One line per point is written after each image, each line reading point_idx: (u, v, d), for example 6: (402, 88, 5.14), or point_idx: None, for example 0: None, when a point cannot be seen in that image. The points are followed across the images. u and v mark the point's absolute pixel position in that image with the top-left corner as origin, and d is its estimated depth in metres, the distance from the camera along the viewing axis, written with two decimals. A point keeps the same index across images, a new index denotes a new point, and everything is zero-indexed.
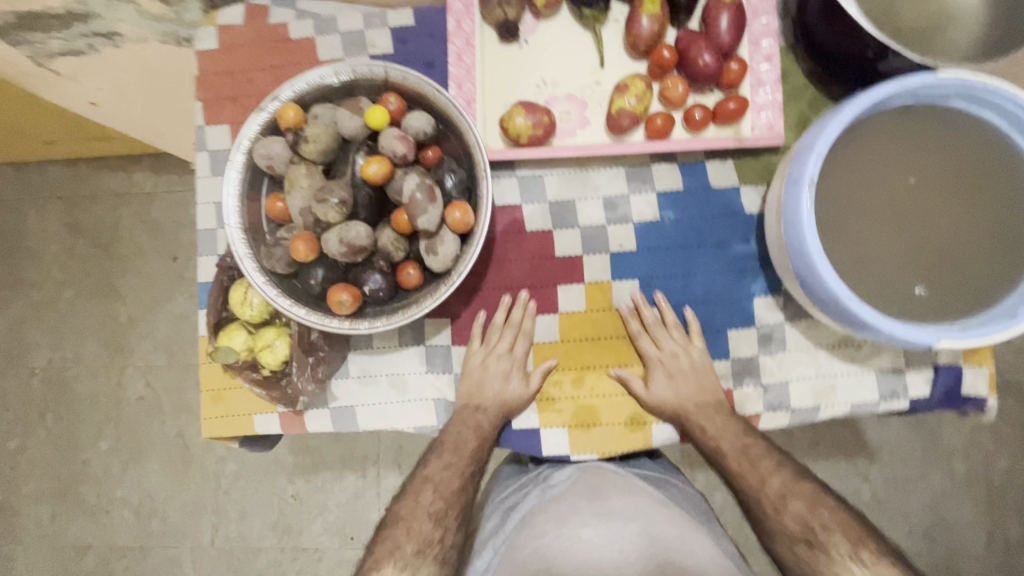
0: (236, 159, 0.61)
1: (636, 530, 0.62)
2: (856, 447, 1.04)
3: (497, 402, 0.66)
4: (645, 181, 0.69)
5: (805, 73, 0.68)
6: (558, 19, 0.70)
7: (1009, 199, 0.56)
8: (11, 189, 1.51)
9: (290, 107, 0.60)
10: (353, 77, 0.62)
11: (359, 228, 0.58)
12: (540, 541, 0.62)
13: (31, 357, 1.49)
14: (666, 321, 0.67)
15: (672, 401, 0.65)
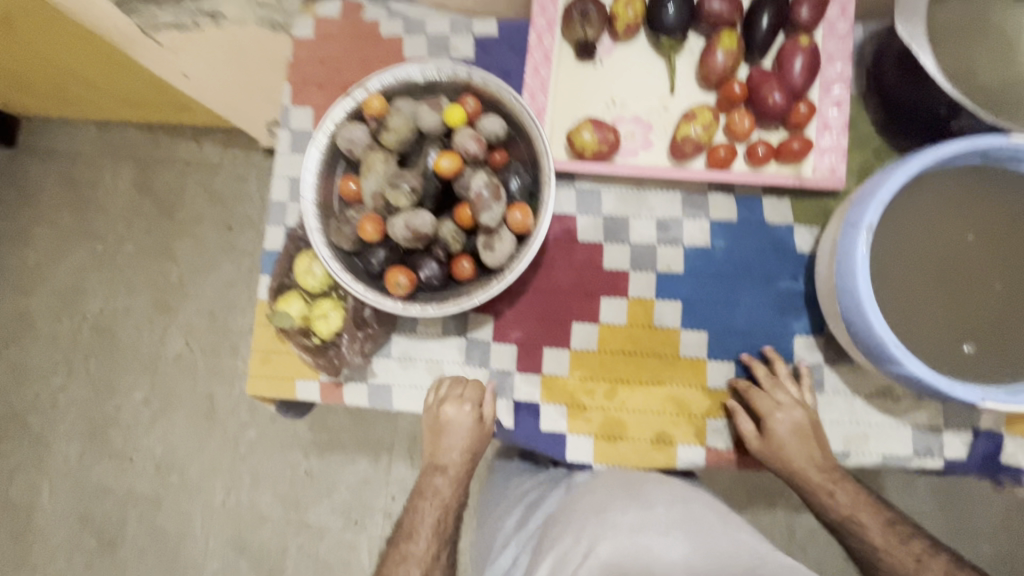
0: (319, 139, 0.66)
1: (677, 513, 0.60)
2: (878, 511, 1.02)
3: (456, 429, 0.67)
4: (700, 208, 0.70)
5: (873, 123, 0.69)
6: (634, 44, 0.73)
7: None
8: (92, 144, 1.62)
9: (376, 98, 0.65)
10: (436, 76, 0.66)
11: (425, 215, 0.61)
12: (580, 527, 0.60)
13: (85, 303, 1.59)
14: (778, 373, 0.65)
15: (789, 453, 0.63)
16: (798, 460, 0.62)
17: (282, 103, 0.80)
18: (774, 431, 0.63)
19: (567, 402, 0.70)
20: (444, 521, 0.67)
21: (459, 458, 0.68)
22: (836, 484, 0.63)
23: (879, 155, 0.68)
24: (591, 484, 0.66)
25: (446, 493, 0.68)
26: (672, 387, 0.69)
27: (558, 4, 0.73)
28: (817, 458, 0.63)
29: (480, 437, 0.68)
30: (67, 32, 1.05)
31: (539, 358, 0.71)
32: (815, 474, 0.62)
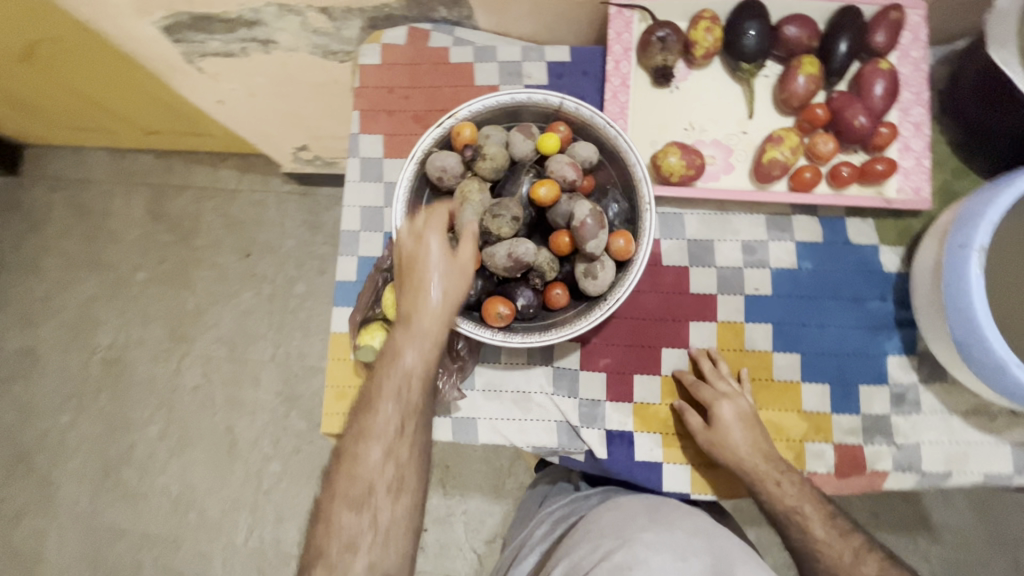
0: (408, 168, 0.64)
1: (699, 544, 0.63)
2: (917, 524, 1.12)
3: (435, 271, 0.61)
4: (785, 230, 0.71)
5: (949, 144, 0.70)
6: (711, 69, 0.73)
7: None
8: (101, 170, 1.56)
9: (467, 125, 0.63)
10: (525, 102, 0.65)
11: (527, 244, 0.60)
12: (599, 543, 0.64)
13: (95, 335, 1.51)
14: (720, 369, 0.68)
15: (731, 440, 0.64)
16: (738, 446, 0.64)
17: (351, 131, 0.79)
18: (717, 420, 0.64)
19: (661, 429, 0.69)
20: (416, 383, 0.63)
21: (432, 317, 0.61)
22: (783, 475, 0.63)
23: (957, 175, 0.70)
24: (615, 504, 0.68)
25: (411, 356, 0.62)
26: (768, 411, 0.68)
27: (633, 32, 0.73)
28: (759, 447, 0.64)
29: (457, 279, 0.61)
30: (102, 55, 1.01)
31: (630, 386, 0.70)
32: (760, 462, 0.63)
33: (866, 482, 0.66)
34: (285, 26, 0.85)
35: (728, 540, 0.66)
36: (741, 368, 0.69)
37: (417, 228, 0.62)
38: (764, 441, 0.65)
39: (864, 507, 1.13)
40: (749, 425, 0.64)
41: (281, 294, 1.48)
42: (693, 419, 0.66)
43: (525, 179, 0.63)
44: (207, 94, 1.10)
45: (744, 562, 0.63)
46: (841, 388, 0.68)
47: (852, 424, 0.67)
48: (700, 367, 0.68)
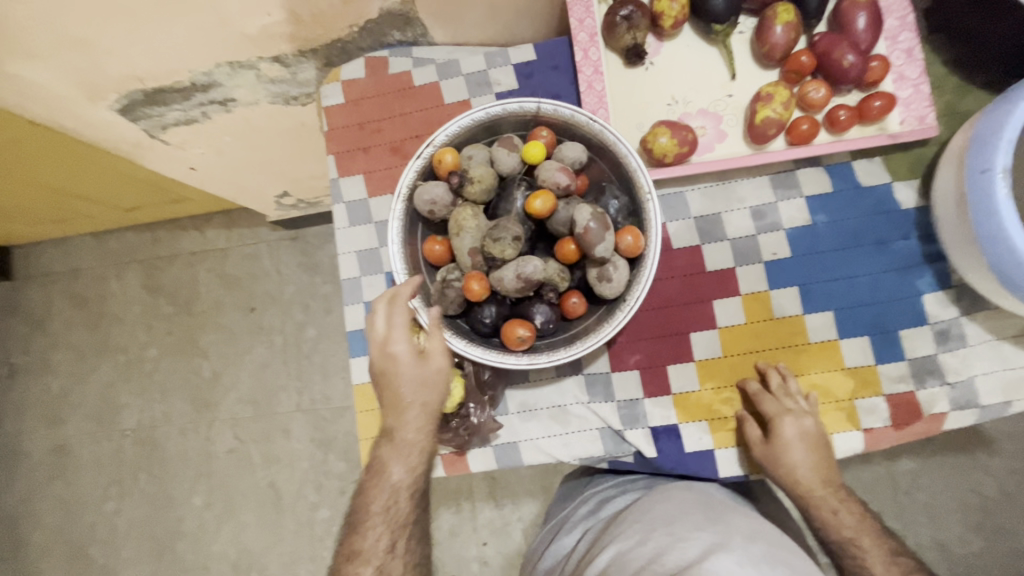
0: (396, 206, 0.62)
1: (757, 548, 0.54)
2: (974, 443, 1.09)
3: (413, 383, 0.61)
4: (792, 187, 0.68)
5: (945, 63, 0.67)
6: (682, 37, 0.70)
7: None
8: (91, 257, 1.55)
9: (448, 151, 0.61)
10: (502, 114, 0.63)
11: (534, 262, 0.58)
12: (645, 536, 0.58)
13: (121, 419, 1.50)
14: (790, 387, 0.64)
15: (791, 462, 0.62)
16: (798, 470, 0.62)
17: (330, 177, 0.76)
18: (778, 436, 0.62)
19: (707, 416, 0.67)
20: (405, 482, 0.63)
21: (414, 423, 0.62)
22: (840, 503, 0.62)
23: (960, 93, 0.66)
24: (666, 495, 0.63)
25: (397, 469, 0.62)
26: (812, 374, 0.66)
27: (595, 15, 0.70)
28: (820, 470, 0.62)
29: (435, 387, 0.62)
30: (64, 147, 0.99)
31: (668, 379, 0.68)
32: (817, 487, 0.62)
33: (925, 428, 0.64)
34: (240, 82, 0.82)
35: (790, 547, 0.57)
36: (810, 389, 0.66)
37: (387, 337, 0.61)
38: (823, 460, 0.63)
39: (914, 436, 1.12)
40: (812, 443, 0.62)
41: (293, 341, 1.46)
42: (753, 434, 0.64)
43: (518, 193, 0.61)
44: (178, 163, 1.08)
45: (803, 567, 0.54)
46: (882, 337, 0.65)
47: (900, 371, 0.65)
48: (768, 381, 0.65)
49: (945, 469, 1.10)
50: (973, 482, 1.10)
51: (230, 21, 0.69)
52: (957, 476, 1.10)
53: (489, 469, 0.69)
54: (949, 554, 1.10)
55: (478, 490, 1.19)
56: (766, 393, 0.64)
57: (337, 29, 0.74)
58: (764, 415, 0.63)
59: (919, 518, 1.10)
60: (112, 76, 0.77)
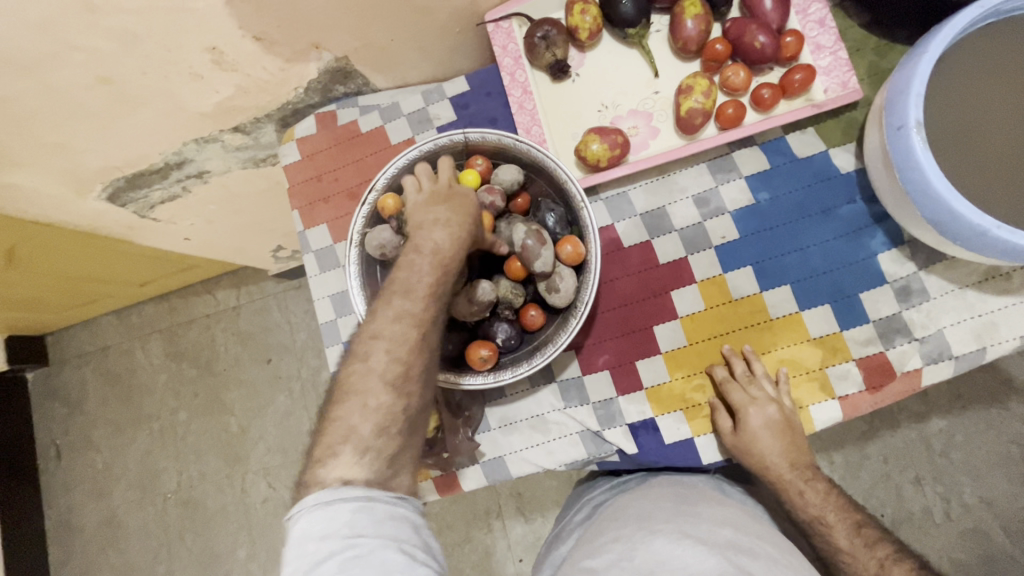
0: (350, 252, 0.66)
1: (724, 536, 0.56)
2: (1005, 392, 1.03)
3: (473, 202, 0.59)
4: (731, 170, 0.69)
5: (861, 26, 0.68)
6: (603, 45, 0.73)
7: None
8: (115, 332, 1.62)
9: (389, 196, 0.65)
10: (435, 149, 0.66)
11: (484, 285, 0.61)
12: (618, 532, 0.60)
13: (161, 484, 1.55)
14: (754, 372, 0.65)
15: (760, 450, 0.63)
16: (768, 458, 0.63)
17: (297, 231, 0.81)
18: (745, 427, 0.63)
19: (681, 406, 0.67)
20: (441, 287, 0.55)
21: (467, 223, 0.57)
22: (807, 483, 0.63)
23: (881, 52, 0.67)
24: (642, 495, 0.65)
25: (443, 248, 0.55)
26: (778, 351, 0.66)
27: (517, 39, 0.73)
28: (789, 454, 0.63)
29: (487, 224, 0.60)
30: (68, 237, 1.04)
31: (637, 375, 0.69)
32: (784, 471, 0.63)
33: (903, 386, 0.63)
34: (209, 154, 0.88)
35: (773, 539, 0.59)
36: (779, 367, 0.66)
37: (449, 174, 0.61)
38: (792, 445, 0.64)
39: (940, 392, 1.06)
40: (781, 427, 0.63)
41: (310, 385, 1.51)
42: (726, 427, 0.65)
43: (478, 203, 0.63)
44: (174, 235, 1.14)
45: (768, 554, 0.55)
46: (844, 303, 0.65)
47: (867, 334, 0.64)
48: (732, 367, 0.66)
49: (978, 424, 1.05)
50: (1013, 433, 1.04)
51: (186, 104, 0.75)
52: (994, 430, 1.04)
53: (477, 484, 0.71)
54: (1004, 513, 1.03)
55: (505, 507, 1.18)
56: (732, 381, 0.65)
57: (285, 94, 0.79)
58: (732, 405, 0.64)
59: (962, 479, 1.05)
60: (96, 169, 0.83)
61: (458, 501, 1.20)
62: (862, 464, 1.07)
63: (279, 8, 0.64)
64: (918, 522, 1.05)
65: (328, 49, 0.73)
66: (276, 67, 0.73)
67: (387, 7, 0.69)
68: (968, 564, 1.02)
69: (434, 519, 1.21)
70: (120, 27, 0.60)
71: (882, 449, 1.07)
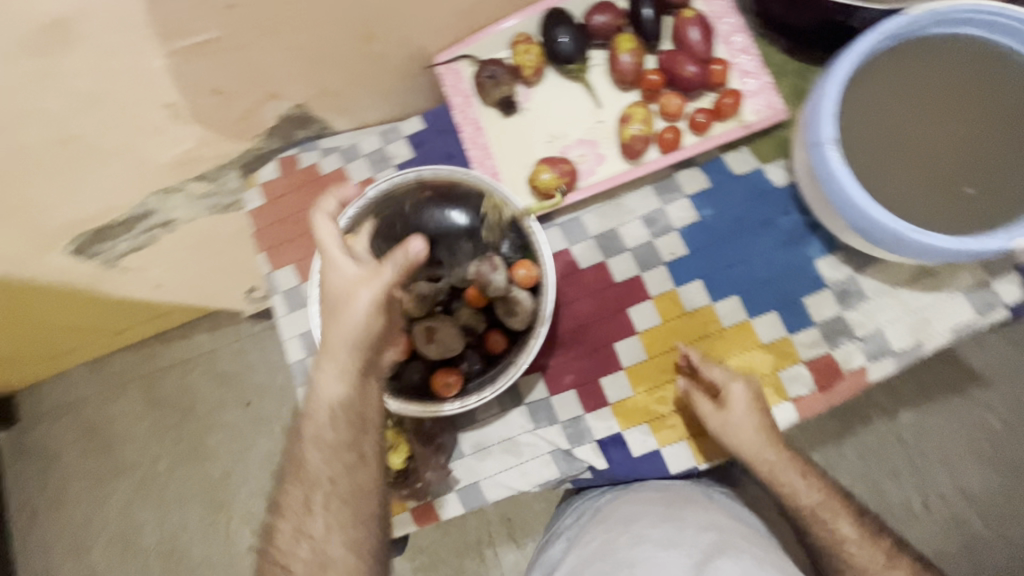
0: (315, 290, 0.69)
1: (709, 540, 0.58)
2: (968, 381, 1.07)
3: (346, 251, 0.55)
4: (674, 190, 0.74)
5: (784, 52, 0.74)
6: (547, 81, 0.77)
7: (1009, 91, 0.59)
8: (83, 384, 1.51)
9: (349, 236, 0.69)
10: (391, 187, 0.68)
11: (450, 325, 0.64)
12: (605, 540, 0.62)
13: (139, 545, 1.45)
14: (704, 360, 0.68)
15: (748, 427, 0.63)
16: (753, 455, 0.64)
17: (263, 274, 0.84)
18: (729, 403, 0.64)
19: (646, 418, 0.70)
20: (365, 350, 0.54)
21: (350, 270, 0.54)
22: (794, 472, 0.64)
23: (801, 75, 0.73)
24: (628, 497, 0.66)
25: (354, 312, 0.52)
26: (733, 358, 0.69)
27: (467, 79, 0.78)
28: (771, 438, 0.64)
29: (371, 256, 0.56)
30: (32, 292, 1.00)
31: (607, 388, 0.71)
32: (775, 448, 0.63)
33: (851, 384, 0.67)
34: (175, 202, 0.89)
35: (755, 538, 0.61)
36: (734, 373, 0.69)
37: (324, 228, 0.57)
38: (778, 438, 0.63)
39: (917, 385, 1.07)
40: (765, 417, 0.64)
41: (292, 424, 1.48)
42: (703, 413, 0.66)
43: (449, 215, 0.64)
44: (142, 282, 1.08)
45: (750, 552, 0.58)
46: (788, 308, 0.69)
47: (812, 336, 0.68)
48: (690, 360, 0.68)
49: (947, 414, 1.08)
50: (977, 420, 1.07)
51: (145, 158, 0.76)
52: (962, 418, 1.07)
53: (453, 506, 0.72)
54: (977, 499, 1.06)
55: (496, 536, 1.17)
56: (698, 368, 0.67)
57: (245, 142, 0.81)
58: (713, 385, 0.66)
59: (938, 468, 1.07)
60: (57, 226, 0.82)
61: (448, 534, 1.18)
62: (845, 463, 1.09)
63: (235, 64, 0.68)
64: (902, 516, 1.06)
65: (285, 98, 0.76)
66: (236, 118, 0.76)
67: (341, 58, 0.73)
68: (952, 554, 1.05)
69: (425, 554, 1.19)
70: (76, 89, 0.62)
71: (871, 448, 1.07)
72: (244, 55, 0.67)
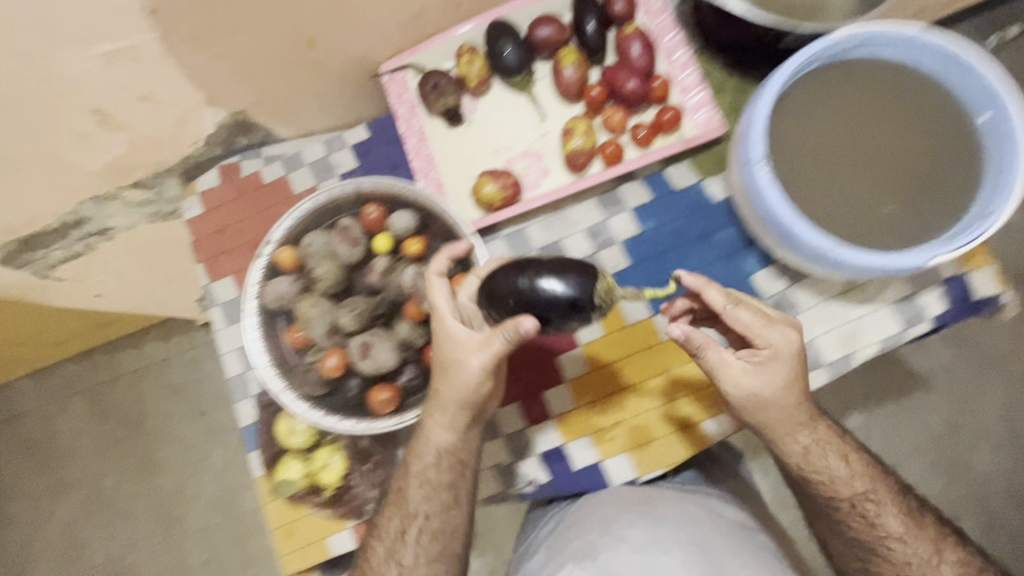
0: (250, 305, 0.68)
1: (686, 537, 0.60)
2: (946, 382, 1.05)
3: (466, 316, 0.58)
4: (618, 203, 0.74)
5: (724, 67, 0.75)
6: (493, 92, 0.77)
7: (928, 110, 0.61)
8: (26, 397, 1.40)
9: (286, 250, 0.68)
10: (330, 199, 0.69)
11: (385, 342, 0.64)
12: (584, 542, 0.62)
13: (86, 565, 1.34)
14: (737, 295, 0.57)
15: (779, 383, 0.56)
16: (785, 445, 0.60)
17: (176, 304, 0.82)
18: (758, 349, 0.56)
19: (587, 432, 0.70)
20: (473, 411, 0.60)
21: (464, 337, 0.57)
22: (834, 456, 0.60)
23: (739, 91, 0.74)
24: (602, 496, 0.66)
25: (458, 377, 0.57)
26: (670, 371, 0.70)
27: (411, 89, 0.76)
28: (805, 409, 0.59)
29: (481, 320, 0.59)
30: None
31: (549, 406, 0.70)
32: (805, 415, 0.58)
33: None
34: (111, 210, 0.84)
35: (728, 530, 0.63)
36: (673, 385, 0.70)
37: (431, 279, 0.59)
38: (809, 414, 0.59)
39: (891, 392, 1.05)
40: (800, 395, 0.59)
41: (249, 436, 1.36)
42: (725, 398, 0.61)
43: (540, 281, 0.54)
44: (81, 292, 1.01)
45: (725, 547, 0.60)
46: None
47: None
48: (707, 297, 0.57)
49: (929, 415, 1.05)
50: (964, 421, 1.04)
51: (73, 165, 0.73)
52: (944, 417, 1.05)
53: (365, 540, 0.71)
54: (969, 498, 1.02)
55: None
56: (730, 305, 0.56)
57: (183, 148, 0.79)
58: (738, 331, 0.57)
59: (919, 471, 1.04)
60: None
61: None
62: None
63: (164, 72, 0.66)
64: None
65: (222, 106, 0.74)
66: (171, 123, 0.73)
67: (280, 64, 0.71)
68: None
69: None
70: None
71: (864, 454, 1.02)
72: (173, 63, 0.65)
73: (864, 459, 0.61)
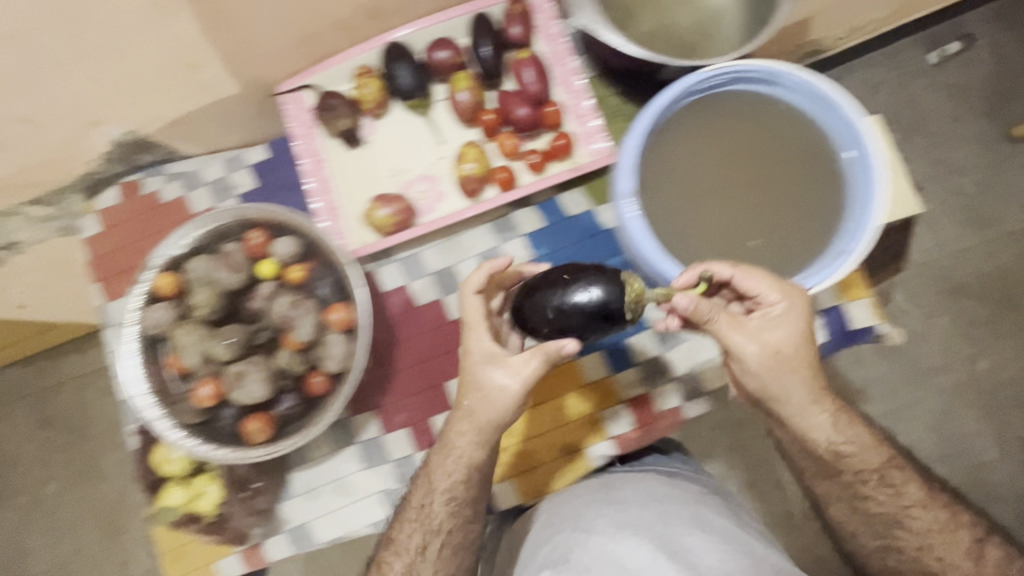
0: (127, 331, 0.68)
1: (652, 514, 0.58)
2: None
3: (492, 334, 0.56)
4: (511, 229, 0.75)
5: (620, 93, 0.75)
6: (392, 114, 0.76)
7: (786, 148, 0.64)
8: None
9: (165, 276, 0.67)
10: (215, 226, 0.69)
11: (259, 376, 0.64)
12: (555, 538, 0.60)
13: None
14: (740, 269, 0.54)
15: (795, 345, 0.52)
16: (809, 419, 0.56)
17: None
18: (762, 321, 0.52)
19: None
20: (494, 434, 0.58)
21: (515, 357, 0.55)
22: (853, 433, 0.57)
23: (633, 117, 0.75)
24: (573, 490, 0.65)
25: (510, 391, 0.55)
26: (556, 397, 0.70)
27: (310, 109, 0.75)
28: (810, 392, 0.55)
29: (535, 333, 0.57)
30: None
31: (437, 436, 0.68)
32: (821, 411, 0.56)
33: (668, 422, 0.70)
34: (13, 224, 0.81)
35: (705, 503, 0.61)
36: (558, 411, 0.70)
37: (469, 296, 0.57)
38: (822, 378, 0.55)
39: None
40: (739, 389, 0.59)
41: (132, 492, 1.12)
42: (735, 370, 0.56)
43: (573, 291, 0.53)
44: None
45: (698, 523, 0.58)
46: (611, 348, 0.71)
47: (630, 377, 0.70)
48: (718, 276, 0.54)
49: None
50: None
51: None
52: None
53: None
54: None
55: None
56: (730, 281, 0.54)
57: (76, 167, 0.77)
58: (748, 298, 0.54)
59: None
60: None
61: None
62: None
63: (35, 88, 0.63)
64: None
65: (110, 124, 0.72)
66: (53, 142, 0.72)
67: (168, 85, 0.69)
68: None
69: None
70: None
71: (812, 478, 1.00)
72: (41, 79, 0.62)
73: (876, 431, 0.60)
